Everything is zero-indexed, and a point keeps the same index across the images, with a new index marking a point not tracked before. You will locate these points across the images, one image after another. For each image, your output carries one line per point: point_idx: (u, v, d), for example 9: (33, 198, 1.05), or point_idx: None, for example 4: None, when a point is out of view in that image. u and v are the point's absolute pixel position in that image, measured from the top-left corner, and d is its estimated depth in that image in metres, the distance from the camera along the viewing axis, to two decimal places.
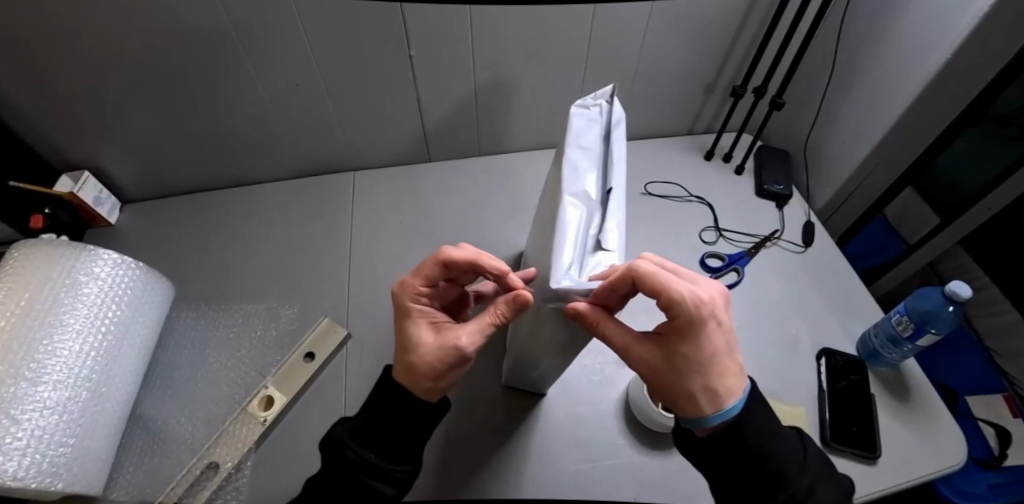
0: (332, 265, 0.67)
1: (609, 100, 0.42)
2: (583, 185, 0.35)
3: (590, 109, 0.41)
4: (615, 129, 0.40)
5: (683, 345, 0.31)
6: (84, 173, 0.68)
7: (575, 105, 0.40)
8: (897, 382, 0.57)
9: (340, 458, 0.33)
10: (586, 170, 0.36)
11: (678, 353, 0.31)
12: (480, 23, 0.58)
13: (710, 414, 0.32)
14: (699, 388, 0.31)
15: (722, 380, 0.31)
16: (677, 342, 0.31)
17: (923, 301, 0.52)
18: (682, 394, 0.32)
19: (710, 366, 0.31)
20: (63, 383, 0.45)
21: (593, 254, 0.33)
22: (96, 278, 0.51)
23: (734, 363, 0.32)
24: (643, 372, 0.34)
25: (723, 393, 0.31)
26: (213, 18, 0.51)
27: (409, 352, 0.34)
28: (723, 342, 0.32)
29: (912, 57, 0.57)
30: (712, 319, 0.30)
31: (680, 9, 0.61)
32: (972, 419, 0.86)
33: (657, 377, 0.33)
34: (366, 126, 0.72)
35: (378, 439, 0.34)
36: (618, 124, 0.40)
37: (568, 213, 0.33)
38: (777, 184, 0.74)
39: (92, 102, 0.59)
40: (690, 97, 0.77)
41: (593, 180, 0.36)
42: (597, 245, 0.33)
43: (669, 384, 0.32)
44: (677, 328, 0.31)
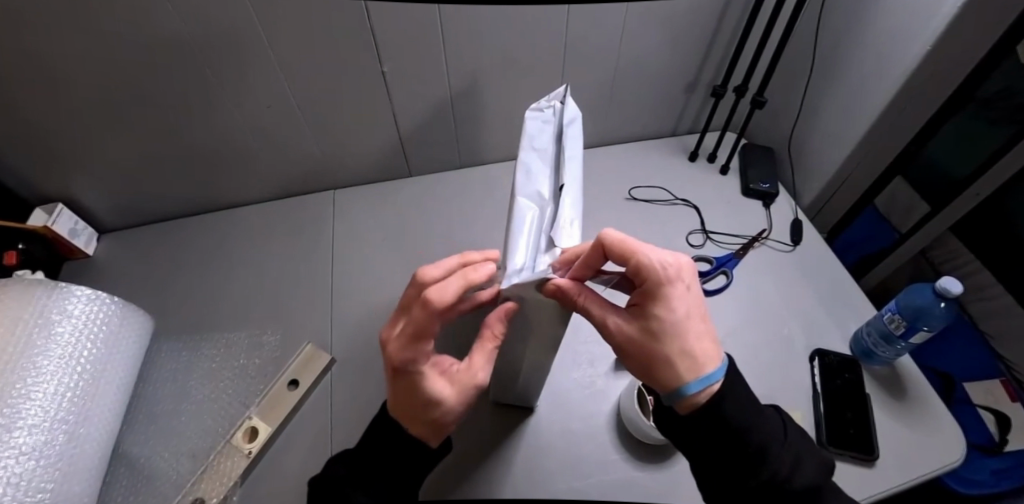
0: (316, 287, 0.66)
1: (562, 100, 0.40)
2: (535, 189, 0.34)
3: (544, 111, 0.39)
4: (570, 130, 0.38)
5: (654, 307, 0.32)
6: (58, 205, 0.66)
7: (529, 110, 0.39)
8: (892, 379, 0.56)
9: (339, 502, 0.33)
10: (539, 170, 0.35)
11: (649, 317, 0.32)
12: (452, 33, 0.58)
13: (687, 381, 0.30)
14: (675, 353, 0.31)
15: (696, 344, 0.31)
16: (647, 308, 0.32)
17: (915, 297, 0.51)
18: (660, 365, 0.31)
19: (681, 328, 0.31)
20: (38, 427, 0.43)
21: (547, 254, 0.30)
22: (70, 316, 0.49)
23: (710, 331, 0.32)
24: (618, 344, 0.33)
25: (700, 358, 0.31)
26: (178, 42, 0.51)
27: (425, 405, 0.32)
28: (693, 307, 0.32)
29: (891, 49, 0.56)
30: (678, 280, 0.32)
31: (655, 11, 0.60)
32: (972, 405, 0.85)
33: (632, 346, 0.33)
34: (345, 143, 0.71)
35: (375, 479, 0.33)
36: (573, 125, 0.39)
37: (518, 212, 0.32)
38: (764, 182, 0.74)
39: (61, 133, 0.58)
40: (671, 98, 0.76)
41: (546, 179, 0.35)
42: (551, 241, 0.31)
43: (645, 355, 0.32)
44: (646, 291, 0.32)
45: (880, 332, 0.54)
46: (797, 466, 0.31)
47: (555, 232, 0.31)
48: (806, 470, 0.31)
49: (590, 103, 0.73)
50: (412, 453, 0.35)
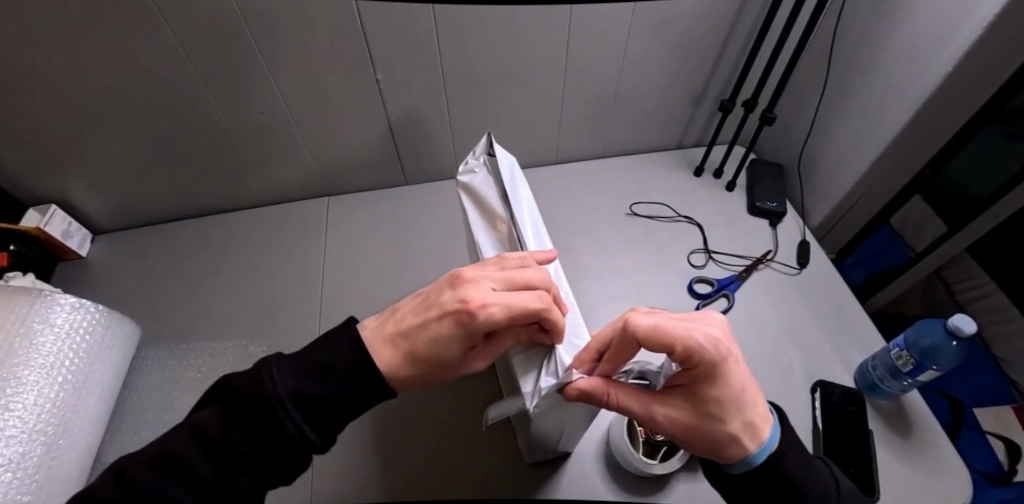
0: (306, 297, 0.65)
1: (490, 148, 0.35)
2: None
3: (476, 173, 0.35)
4: (510, 179, 0.34)
5: (710, 389, 0.28)
6: (51, 206, 0.66)
7: (459, 181, 0.35)
8: (897, 415, 0.54)
9: (267, 423, 0.25)
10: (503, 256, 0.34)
11: (705, 398, 0.28)
12: (447, 41, 0.56)
13: (756, 453, 0.28)
14: (736, 428, 0.28)
15: (753, 410, 0.29)
16: (701, 387, 0.28)
17: (925, 334, 0.48)
18: (724, 445, 0.28)
19: (740, 399, 0.28)
20: (16, 439, 0.43)
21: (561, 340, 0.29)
22: (53, 326, 0.49)
23: (759, 391, 0.30)
24: (669, 428, 0.30)
25: (760, 425, 0.29)
26: (167, 46, 0.49)
27: (426, 341, 0.29)
28: (742, 372, 0.29)
29: (911, 67, 0.53)
30: (728, 355, 0.28)
31: (661, 22, 0.58)
32: (980, 432, 0.82)
33: (687, 431, 0.29)
34: (340, 150, 0.69)
35: (329, 413, 0.26)
36: (515, 171, 0.35)
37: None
38: (771, 201, 0.71)
39: (51, 136, 0.57)
40: (677, 111, 0.74)
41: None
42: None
43: (708, 437, 0.28)
44: (698, 374, 0.28)
45: (887, 367, 0.52)
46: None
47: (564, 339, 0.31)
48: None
49: (592, 114, 0.71)
50: (368, 400, 0.28)
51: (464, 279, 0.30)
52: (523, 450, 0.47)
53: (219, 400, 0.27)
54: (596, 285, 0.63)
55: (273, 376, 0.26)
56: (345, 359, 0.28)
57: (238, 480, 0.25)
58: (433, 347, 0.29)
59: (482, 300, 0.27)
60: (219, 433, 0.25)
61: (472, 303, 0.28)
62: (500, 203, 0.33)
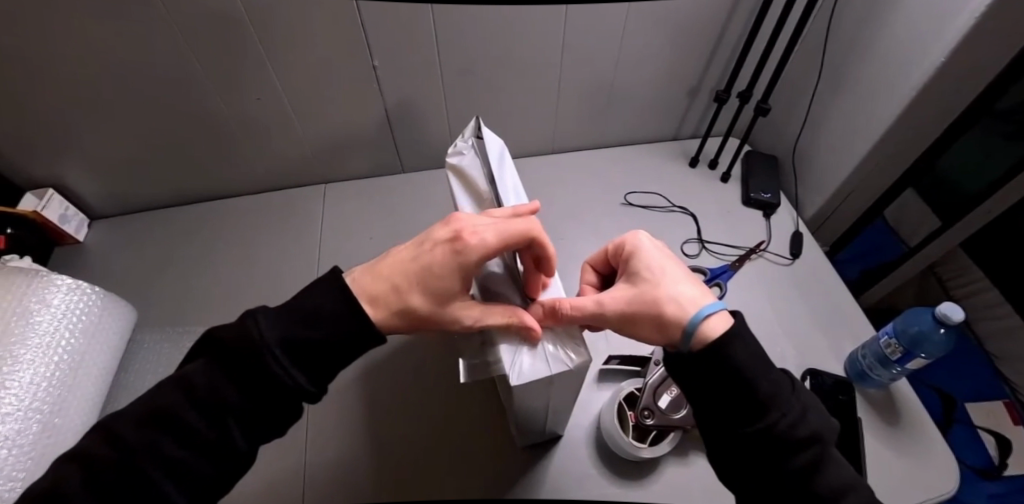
0: (302, 283, 0.65)
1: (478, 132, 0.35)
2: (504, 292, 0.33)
3: (466, 154, 0.34)
4: (498, 164, 0.35)
5: (634, 262, 0.32)
6: (49, 190, 0.66)
7: (448, 161, 0.35)
8: (887, 404, 0.54)
9: (253, 368, 0.25)
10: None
11: (636, 276, 0.32)
12: (443, 27, 0.55)
13: (692, 312, 0.29)
14: (668, 292, 0.30)
15: (685, 285, 0.31)
16: (631, 270, 0.32)
17: (912, 322, 0.49)
18: (662, 310, 0.30)
19: (668, 272, 0.31)
20: (11, 416, 0.43)
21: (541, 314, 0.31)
22: (50, 306, 0.49)
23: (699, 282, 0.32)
24: (617, 311, 0.30)
25: (693, 295, 0.30)
26: (160, 28, 0.49)
27: (417, 279, 0.30)
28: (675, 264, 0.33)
29: (903, 56, 0.54)
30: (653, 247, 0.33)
31: (658, 10, 0.58)
32: (970, 427, 0.83)
33: (633, 308, 0.30)
34: (336, 137, 0.69)
35: (315, 357, 0.27)
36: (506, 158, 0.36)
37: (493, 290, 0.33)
38: (765, 193, 0.71)
39: (47, 119, 0.57)
40: (673, 102, 0.74)
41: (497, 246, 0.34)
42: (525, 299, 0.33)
43: (647, 307, 0.30)
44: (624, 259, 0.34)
45: (876, 356, 0.53)
46: (806, 416, 0.27)
47: None
48: (812, 418, 0.26)
49: (589, 104, 0.72)
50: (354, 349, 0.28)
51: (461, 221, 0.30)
52: (516, 434, 0.48)
53: (205, 354, 0.28)
54: None
55: (257, 321, 0.26)
56: (331, 307, 0.28)
57: (231, 431, 0.25)
58: (424, 285, 0.30)
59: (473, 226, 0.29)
60: (207, 383, 0.25)
61: (464, 240, 0.29)
62: (487, 186, 0.34)
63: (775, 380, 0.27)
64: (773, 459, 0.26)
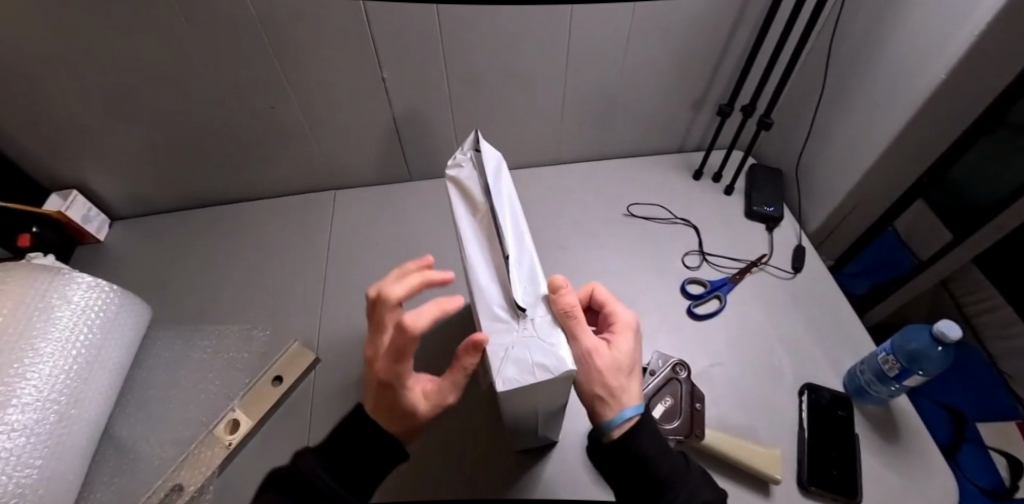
0: (309, 285, 0.67)
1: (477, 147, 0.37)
2: (494, 303, 0.31)
3: (464, 166, 0.37)
4: (495, 179, 0.35)
5: (625, 338, 0.37)
6: (73, 191, 0.69)
7: (448, 175, 0.37)
8: (886, 420, 0.54)
9: (300, 489, 0.32)
10: (480, 247, 0.34)
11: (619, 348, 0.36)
12: (450, 38, 0.57)
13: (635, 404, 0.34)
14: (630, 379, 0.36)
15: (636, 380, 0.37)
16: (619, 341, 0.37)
17: (911, 339, 0.50)
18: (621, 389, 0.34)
19: (635, 363, 0.37)
20: (30, 406, 0.45)
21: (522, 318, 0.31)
22: (70, 302, 0.52)
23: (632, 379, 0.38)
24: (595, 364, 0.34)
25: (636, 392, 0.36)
26: (184, 40, 0.52)
27: (388, 399, 0.34)
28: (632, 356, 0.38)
29: (905, 72, 0.54)
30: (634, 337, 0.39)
31: (661, 23, 0.59)
32: (982, 448, 0.81)
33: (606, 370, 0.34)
34: (346, 145, 0.71)
35: (351, 470, 0.34)
36: (500, 174, 0.36)
37: (483, 296, 0.32)
38: (768, 206, 0.71)
39: (75, 123, 0.60)
40: (677, 114, 0.75)
41: (491, 254, 0.33)
42: (516, 310, 0.31)
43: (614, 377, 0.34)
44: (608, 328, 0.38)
45: (874, 371, 0.53)
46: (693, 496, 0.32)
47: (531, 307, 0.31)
48: (698, 498, 0.32)
49: (593, 116, 0.73)
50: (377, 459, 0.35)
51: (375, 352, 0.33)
52: (511, 436, 0.49)
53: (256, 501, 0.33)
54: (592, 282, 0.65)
55: (305, 455, 0.34)
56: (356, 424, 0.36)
57: None
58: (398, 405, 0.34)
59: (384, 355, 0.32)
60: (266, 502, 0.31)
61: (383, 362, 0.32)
62: (482, 195, 0.35)
63: (674, 464, 0.33)
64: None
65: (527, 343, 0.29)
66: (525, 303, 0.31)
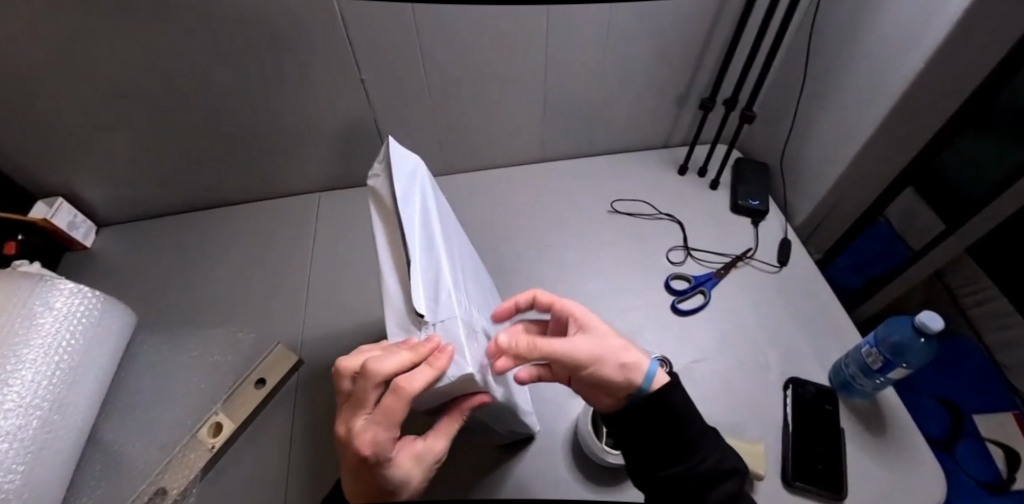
0: (293, 287, 0.67)
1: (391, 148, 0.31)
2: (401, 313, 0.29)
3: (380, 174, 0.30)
4: (405, 179, 0.31)
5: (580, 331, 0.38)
6: (58, 198, 0.69)
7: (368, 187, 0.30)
8: (872, 413, 0.54)
9: None
10: (388, 253, 0.30)
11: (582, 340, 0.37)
12: (427, 37, 0.57)
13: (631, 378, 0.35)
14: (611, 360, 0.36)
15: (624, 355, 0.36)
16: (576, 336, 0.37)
17: (894, 331, 0.50)
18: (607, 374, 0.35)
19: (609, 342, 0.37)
20: (13, 412, 0.45)
21: (423, 325, 0.29)
22: (52, 308, 0.52)
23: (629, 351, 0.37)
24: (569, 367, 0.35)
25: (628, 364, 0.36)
26: (158, 46, 0.52)
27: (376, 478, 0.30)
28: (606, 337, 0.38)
29: (886, 62, 0.53)
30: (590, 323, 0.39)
31: (640, 18, 0.58)
32: (978, 439, 0.80)
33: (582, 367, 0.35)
34: (329, 147, 0.71)
35: None
36: (411, 174, 0.32)
37: (390, 303, 0.30)
38: (753, 200, 0.71)
39: (55, 130, 0.60)
40: (662, 109, 0.74)
41: (398, 260, 0.30)
42: (418, 317, 0.29)
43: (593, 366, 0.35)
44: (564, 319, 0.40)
45: (859, 365, 0.52)
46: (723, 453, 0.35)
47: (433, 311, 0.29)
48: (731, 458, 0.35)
49: (576, 112, 0.72)
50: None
51: (350, 433, 0.28)
52: (491, 432, 0.49)
53: None
54: (575, 279, 0.65)
55: None
56: None
57: None
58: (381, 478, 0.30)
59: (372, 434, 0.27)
60: None
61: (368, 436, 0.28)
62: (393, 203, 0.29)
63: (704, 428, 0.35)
64: (705, 490, 0.33)
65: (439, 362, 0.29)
66: (426, 310, 0.29)
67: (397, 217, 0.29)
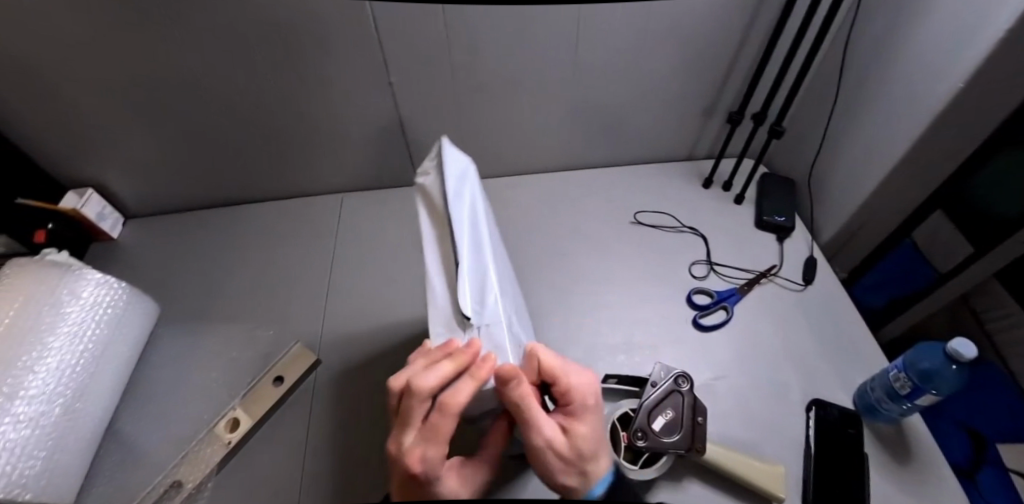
0: (313, 287, 0.67)
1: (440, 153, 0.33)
2: (447, 316, 0.30)
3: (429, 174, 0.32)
4: (455, 181, 0.32)
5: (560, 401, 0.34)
6: (88, 190, 0.71)
7: (415, 184, 0.33)
8: (898, 441, 0.52)
9: None
10: (435, 254, 0.31)
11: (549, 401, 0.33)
12: (457, 43, 0.57)
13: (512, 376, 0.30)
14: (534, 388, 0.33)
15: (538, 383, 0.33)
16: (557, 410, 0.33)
17: (924, 357, 0.48)
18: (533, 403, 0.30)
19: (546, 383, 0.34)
20: (37, 399, 0.46)
21: (468, 329, 0.29)
22: (79, 298, 0.52)
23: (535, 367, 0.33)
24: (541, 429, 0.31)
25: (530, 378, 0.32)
26: (194, 44, 0.53)
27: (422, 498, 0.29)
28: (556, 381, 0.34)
29: (921, 82, 0.52)
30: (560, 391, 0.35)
31: (670, 30, 0.58)
32: (1001, 468, 0.77)
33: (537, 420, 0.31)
34: (356, 150, 0.72)
35: None
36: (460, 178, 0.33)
37: (435, 305, 0.30)
38: (779, 216, 0.70)
39: (90, 123, 0.61)
40: (688, 121, 0.73)
41: (445, 257, 0.31)
42: (463, 318, 0.29)
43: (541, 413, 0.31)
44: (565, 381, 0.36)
45: (885, 388, 0.51)
46: None
47: (479, 314, 0.30)
48: None
49: (601, 122, 0.72)
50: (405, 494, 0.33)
51: (401, 450, 0.27)
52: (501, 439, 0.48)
53: None
54: (596, 290, 0.64)
55: None
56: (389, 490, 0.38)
57: None
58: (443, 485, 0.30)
59: (421, 456, 0.27)
60: None
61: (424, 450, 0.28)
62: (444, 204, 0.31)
63: None
64: None
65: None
66: (473, 312, 0.29)
67: (448, 217, 0.30)
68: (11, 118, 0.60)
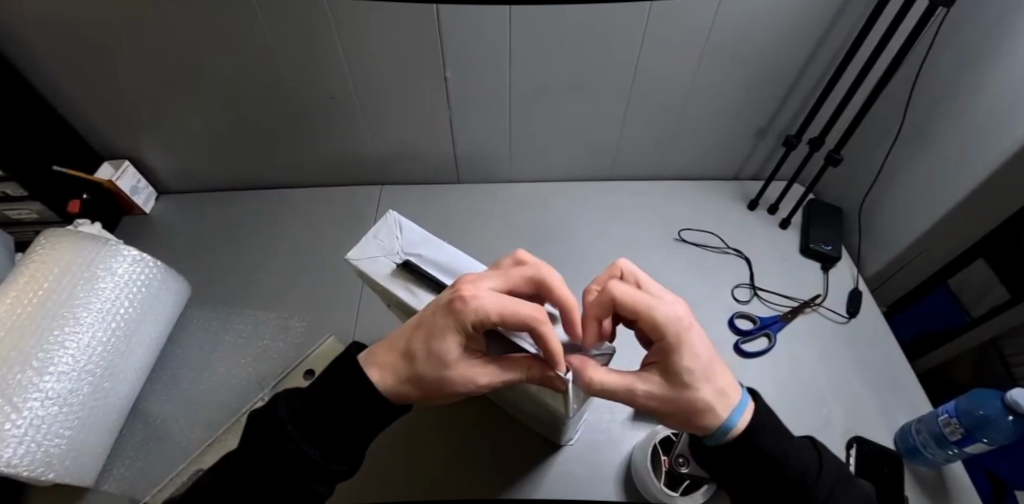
0: (348, 278, 0.66)
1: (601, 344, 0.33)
2: (431, 250, 0.40)
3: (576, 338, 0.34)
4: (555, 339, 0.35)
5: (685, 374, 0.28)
6: (125, 162, 0.70)
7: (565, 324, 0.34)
8: (938, 486, 0.51)
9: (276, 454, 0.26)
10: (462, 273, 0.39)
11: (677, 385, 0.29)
12: (519, 43, 0.55)
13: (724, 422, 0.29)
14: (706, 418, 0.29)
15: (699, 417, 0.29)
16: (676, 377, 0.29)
17: (979, 405, 0.45)
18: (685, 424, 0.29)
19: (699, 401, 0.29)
20: (66, 375, 0.45)
21: (413, 251, 0.39)
22: (114, 274, 0.51)
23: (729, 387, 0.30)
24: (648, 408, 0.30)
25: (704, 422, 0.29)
26: (248, 22, 0.51)
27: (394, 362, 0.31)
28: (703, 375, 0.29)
29: (992, 120, 0.51)
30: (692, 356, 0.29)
31: (737, 44, 0.57)
32: None
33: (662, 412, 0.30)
34: (400, 143, 0.71)
35: (334, 434, 0.27)
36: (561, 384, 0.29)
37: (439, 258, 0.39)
38: (826, 244, 0.68)
39: (133, 95, 0.61)
40: (740, 140, 0.72)
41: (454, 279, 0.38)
42: (409, 255, 0.39)
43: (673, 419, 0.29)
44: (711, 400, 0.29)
45: (933, 433, 0.49)
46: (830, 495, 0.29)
47: (414, 257, 0.39)
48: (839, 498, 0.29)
49: (652, 133, 0.70)
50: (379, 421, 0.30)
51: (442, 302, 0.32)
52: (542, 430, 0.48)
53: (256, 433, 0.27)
54: None
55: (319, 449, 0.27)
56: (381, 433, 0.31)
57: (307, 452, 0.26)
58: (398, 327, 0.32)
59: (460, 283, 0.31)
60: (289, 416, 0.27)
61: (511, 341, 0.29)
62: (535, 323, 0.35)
63: (804, 463, 0.30)
64: None
65: (381, 244, 0.40)
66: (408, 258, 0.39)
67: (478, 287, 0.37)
68: (57, 85, 0.59)
